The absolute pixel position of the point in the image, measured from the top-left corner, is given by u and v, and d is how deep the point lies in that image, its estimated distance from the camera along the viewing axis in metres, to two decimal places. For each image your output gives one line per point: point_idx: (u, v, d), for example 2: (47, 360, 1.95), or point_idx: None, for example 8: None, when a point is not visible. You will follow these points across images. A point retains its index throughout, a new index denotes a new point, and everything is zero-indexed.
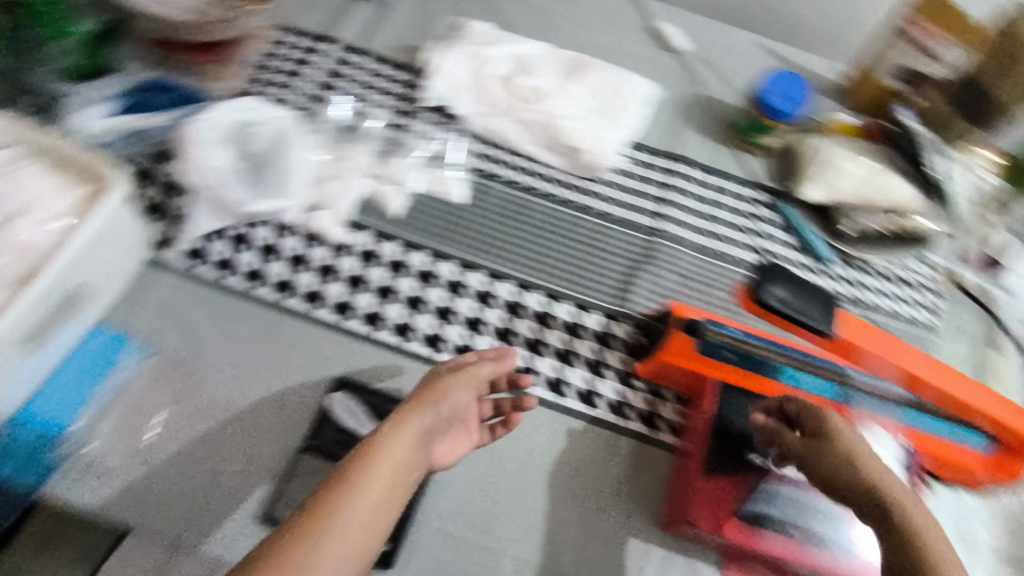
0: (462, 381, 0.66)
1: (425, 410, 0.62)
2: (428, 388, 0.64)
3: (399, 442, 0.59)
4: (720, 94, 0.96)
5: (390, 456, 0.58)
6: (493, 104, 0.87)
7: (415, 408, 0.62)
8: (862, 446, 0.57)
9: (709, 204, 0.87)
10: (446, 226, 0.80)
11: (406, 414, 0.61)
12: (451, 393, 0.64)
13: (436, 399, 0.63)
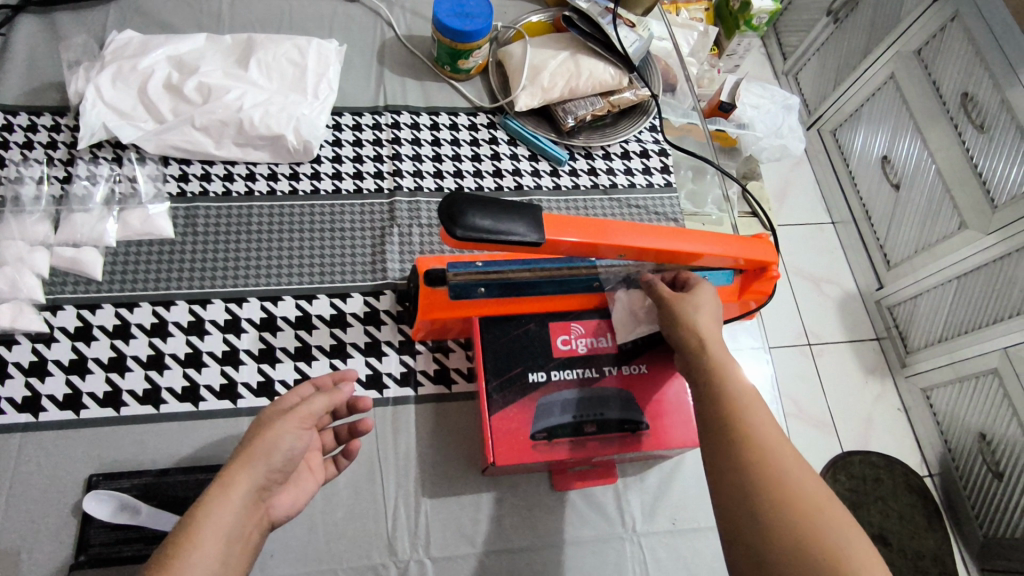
0: (303, 416, 0.52)
1: (252, 465, 0.47)
2: (270, 427, 0.50)
3: (228, 511, 0.45)
4: (414, 28, 0.93)
5: (238, 494, 0.46)
6: (165, 119, 0.78)
7: (262, 457, 0.48)
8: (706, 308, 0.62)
9: (435, 144, 0.85)
10: (162, 268, 0.73)
11: (249, 467, 0.47)
12: (290, 435, 0.50)
13: (276, 443, 0.49)
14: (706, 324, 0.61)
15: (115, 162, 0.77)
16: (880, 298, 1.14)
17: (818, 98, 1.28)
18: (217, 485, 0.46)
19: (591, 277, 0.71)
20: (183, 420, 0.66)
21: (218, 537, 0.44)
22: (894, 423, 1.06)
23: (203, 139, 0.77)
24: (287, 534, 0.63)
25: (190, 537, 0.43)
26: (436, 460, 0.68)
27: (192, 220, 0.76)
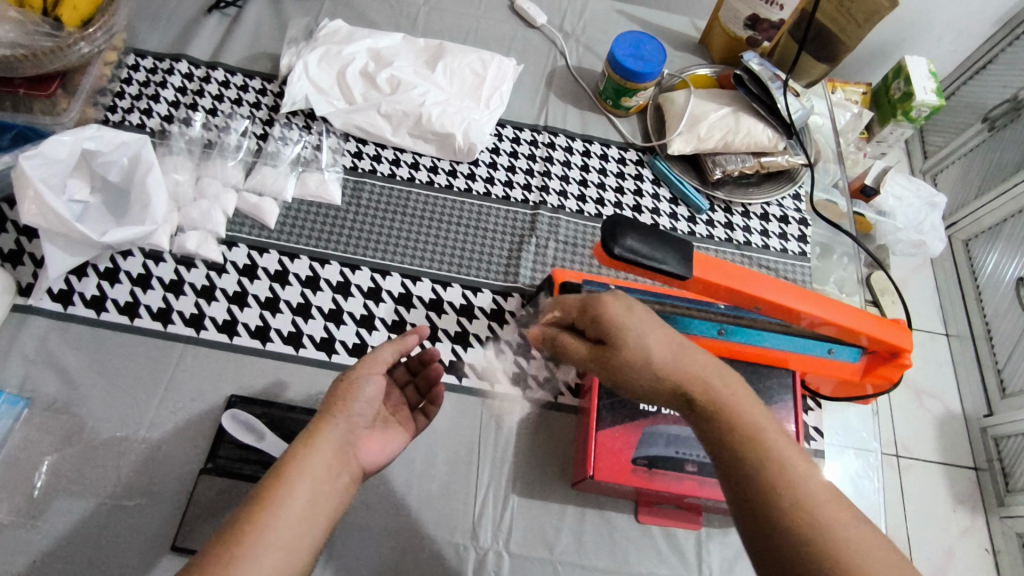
0: (376, 380, 0.58)
1: (335, 426, 0.53)
2: (344, 399, 0.55)
3: (310, 468, 0.49)
4: (584, 62, 0.99)
5: (308, 452, 0.50)
6: (355, 101, 0.87)
7: (337, 415, 0.54)
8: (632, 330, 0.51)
9: (584, 169, 0.89)
10: (324, 228, 0.81)
11: (328, 427, 0.52)
12: (357, 402, 0.56)
13: (356, 404, 0.56)
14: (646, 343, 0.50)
15: (303, 130, 0.86)
16: (986, 426, 1.01)
17: (953, 203, 1.18)
18: (301, 448, 0.50)
19: (721, 324, 0.71)
20: (317, 367, 0.73)
21: (307, 488, 0.48)
22: (978, 563, 0.93)
23: (381, 126, 0.86)
24: (381, 491, 0.67)
25: (277, 488, 0.47)
26: (532, 458, 0.71)
27: (358, 192, 0.84)
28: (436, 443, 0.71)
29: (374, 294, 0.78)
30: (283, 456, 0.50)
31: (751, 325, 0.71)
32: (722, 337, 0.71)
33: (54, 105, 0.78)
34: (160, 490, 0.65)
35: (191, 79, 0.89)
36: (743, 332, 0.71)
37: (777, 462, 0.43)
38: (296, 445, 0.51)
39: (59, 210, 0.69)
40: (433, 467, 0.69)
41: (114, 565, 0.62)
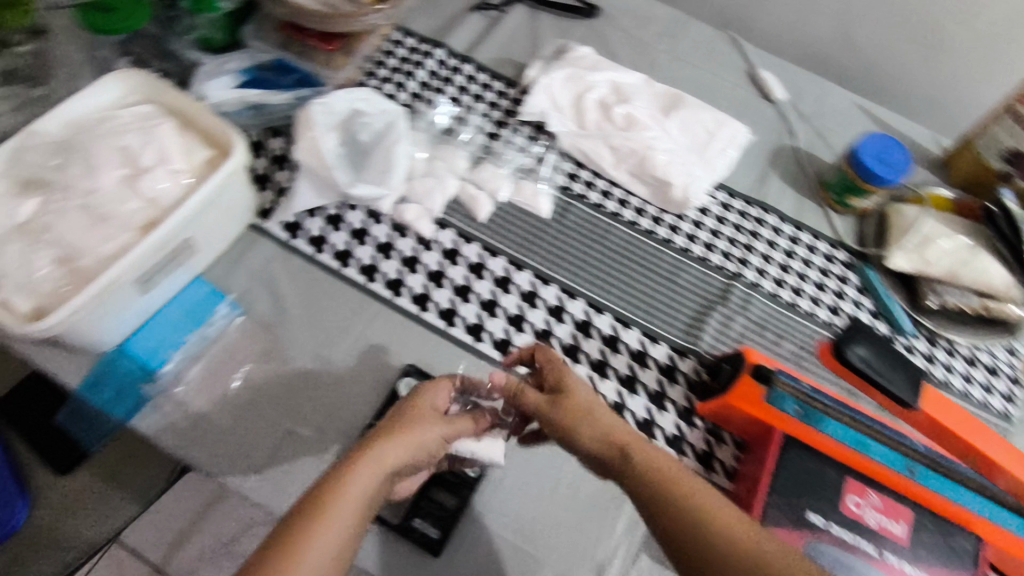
0: (417, 436, 0.51)
1: (394, 448, 0.49)
2: (379, 443, 0.49)
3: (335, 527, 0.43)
4: (814, 146, 0.96)
5: (356, 487, 0.45)
6: (586, 126, 0.89)
7: (376, 461, 0.48)
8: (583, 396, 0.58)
9: (788, 255, 0.87)
10: (526, 237, 0.84)
11: (362, 475, 0.46)
12: (394, 458, 0.49)
13: (397, 454, 0.49)
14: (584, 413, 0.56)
15: (531, 140, 0.90)
16: None
17: None
18: (324, 500, 0.44)
19: (912, 462, 0.67)
20: (488, 364, 0.75)
21: (331, 547, 0.42)
22: None
23: (604, 156, 0.88)
24: (518, 502, 0.68)
25: (320, 517, 0.43)
26: None
27: (566, 211, 0.86)
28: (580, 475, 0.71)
29: (557, 314, 0.79)
30: (300, 505, 0.44)
31: (944, 474, 0.67)
32: (912, 477, 0.66)
33: (332, 60, 0.87)
34: (327, 429, 0.69)
35: (444, 67, 0.95)
36: (936, 479, 0.66)
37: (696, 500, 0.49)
38: (317, 495, 0.44)
39: (320, 144, 0.77)
40: (571, 498, 0.70)
41: (273, 483, 0.66)
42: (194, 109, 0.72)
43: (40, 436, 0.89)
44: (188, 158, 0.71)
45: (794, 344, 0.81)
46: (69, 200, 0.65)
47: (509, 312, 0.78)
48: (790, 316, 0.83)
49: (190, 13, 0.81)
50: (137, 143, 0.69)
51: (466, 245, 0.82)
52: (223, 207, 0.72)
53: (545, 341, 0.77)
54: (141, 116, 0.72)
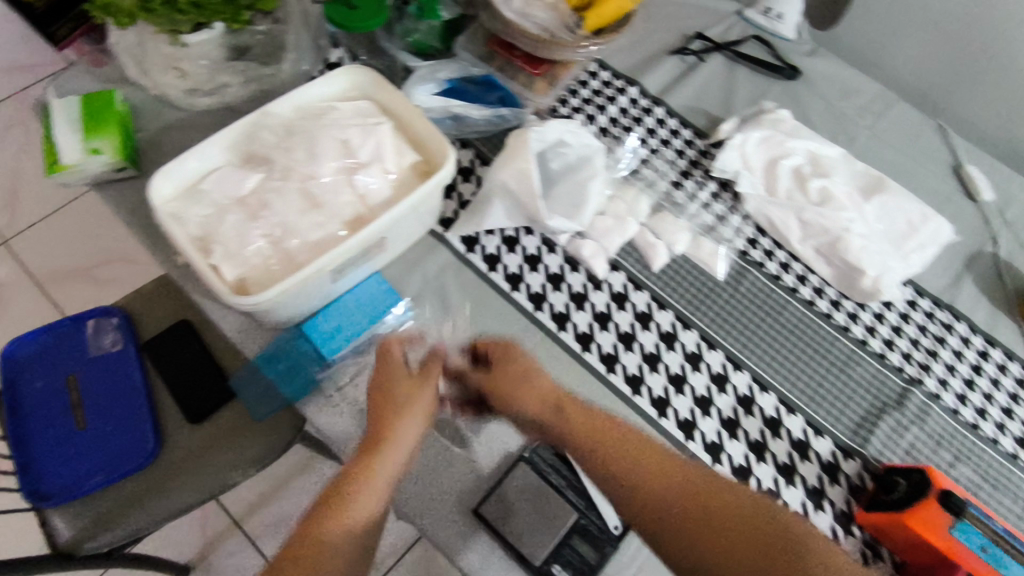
0: (424, 407, 0.64)
1: (386, 455, 0.61)
2: (392, 431, 0.62)
3: (369, 491, 0.58)
4: (1015, 258, 0.89)
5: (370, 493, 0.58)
6: (777, 193, 0.86)
7: (393, 444, 0.61)
8: (519, 363, 0.67)
9: (974, 370, 0.81)
10: (697, 295, 0.81)
11: (383, 460, 0.60)
12: (406, 444, 0.62)
13: (398, 435, 0.62)
14: (520, 384, 0.65)
15: (715, 196, 0.87)
16: None
17: None
18: (354, 478, 0.59)
19: None
20: (643, 420, 0.72)
21: (362, 508, 0.58)
22: None
23: (791, 227, 0.84)
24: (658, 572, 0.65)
25: (338, 514, 0.57)
26: None
27: (741, 277, 0.83)
28: None
29: (720, 384, 0.76)
30: (333, 486, 0.60)
31: None
32: None
33: (535, 84, 0.87)
34: (478, 451, 0.68)
35: (636, 106, 0.93)
36: None
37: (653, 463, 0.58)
38: (349, 474, 0.60)
39: (534, 181, 0.75)
40: None
41: (423, 494, 0.65)
42: (413, 114, 0.74)
43: (182, 379, 0.81)
44: (400, 161, 0.72)
45: (971, 471, 0.74)
46: (288, 180, 0.68)
47: (672, 371, 0.76)
48: (970, 438, 0.76)
49: (416, 17, 0.85)
50: (357, 138, 0.71)
51: (636, 292, 0.80)
52: (422, 212, 0.73)
53: (705, 409, 0.74)
54: (361, 112, 0.74)
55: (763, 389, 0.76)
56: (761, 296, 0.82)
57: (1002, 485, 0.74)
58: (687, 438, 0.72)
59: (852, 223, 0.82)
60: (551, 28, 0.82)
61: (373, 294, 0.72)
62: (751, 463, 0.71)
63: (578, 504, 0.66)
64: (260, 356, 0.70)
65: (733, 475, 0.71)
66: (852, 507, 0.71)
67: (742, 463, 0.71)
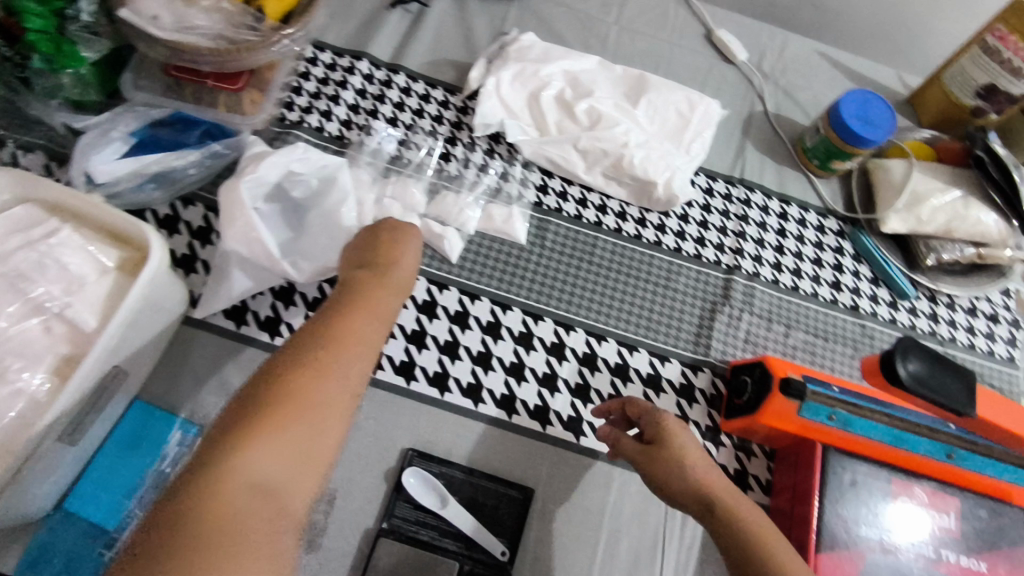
0: (405, 275, 0.51)
1: (324, 361, 0.41)
2: (331, 331, 0.43)
3: (272, 449, 0.37)
4: (783, 108, 0.90)
5: (292, 440, 0.38)
6: (548, 130, 0.80)
7: (335, 370, 0.41)
8: (691, 446, 0.53)
9: (780, 234, 0.82)
10: (507, 269, 0.75)
11: (297, 404, 0.39)
12: (371, 314, 0.46)
13: (382, 309, 0.47)
14: (685, 455, 0.53)
15: (489, 154, 0.80)
16: None
17: None
18: (255, 428, 0.37)
19: (954, 447, 0.64)
20: (495, 426, 0.67)
21: (277, 464, 0.37)
22: None
23: (574, 161, 0.79)
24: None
25: (247, 444, 0.36)
26: (711, 551, 0.66)
27: (546, 231, 0.77)
28: (616, 530, 0.65)
29: (560, 356, 0.71)
30: (217, 436, 0.37)
31: (991, 454, 0.64)
32: (951, 461, 0.64)
33: (241, 103, 0.71)
34: (333, 548, 0.60)
35: (372, 83, 0.82)
36: (975, 460, 0.64)
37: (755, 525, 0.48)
38: (247, 418, 0.37)
39: (267, 243, 0.62)
40: (615, 555, 0.64)
41: None
42: (88, 201, 0.57)
43: None
44: (94, 267, 0.56)
45: (806, 334, 0.77)
46: None
47: (509, 362, 0.70)
48: (797, 303, 0.78)
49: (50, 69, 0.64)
50: (23, 262, 0.54)
51: (444, 293, 0.72)
52: (154, 311, 0.59)
53: (553, 386, 0.70)
54: (18, 221, 0.57)
55: (601, 340, 0.73)
56: (570, 242, 0.77)
57: (835, 333, 0.77)
58: (545, 426, 0.68)
59: (629, 135, 0.78)
60: (227, 33, 0.67)
61: (142, 427, 0.61)
62: None
63: (458, 553, 0.61)
64: (24, 562, 0.55)
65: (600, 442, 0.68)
66: (715, 418, 0.71)
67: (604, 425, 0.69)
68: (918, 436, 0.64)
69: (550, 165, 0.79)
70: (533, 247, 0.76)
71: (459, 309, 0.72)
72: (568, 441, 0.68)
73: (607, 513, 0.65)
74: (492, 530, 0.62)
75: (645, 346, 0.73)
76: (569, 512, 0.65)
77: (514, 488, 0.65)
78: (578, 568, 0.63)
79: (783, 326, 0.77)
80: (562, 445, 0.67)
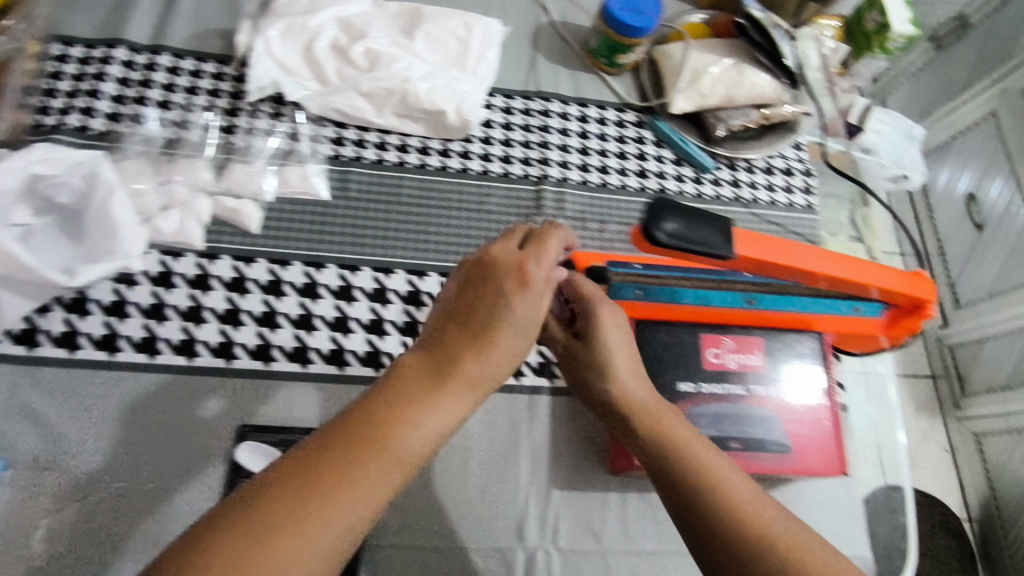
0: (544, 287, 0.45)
1: (404, 419, 0.38)
2: (420, 387, 0.40)
3: (337, 509, 0.35)
4: (568, 15, 0.91)
5: (359, 498, 0.36)
6: (329, 80, 0.78)
7: (408, 429, 0.38)
8: (619, 350, 0.55)
9: (583, 136, 0.84)
10: (316, 228, 0.74)
11: (339, 504, 0.35)
12: (444, 408, 0.40)
13: (506, 350, 0.42)
14: (616, 360, 0.54)
15: (275, 118, 0.78)
16: (944, 338, 1.08)
17: None
18: (301, 497, 0.35)
19: (751, 294, 0.69)
20: (328, 382, 0.68)
21: (342, 520, 0.35)
22: (941, 464, 1.03)
23: (362, 107, 0.78)
24: (419, 504, 0.64)
25: (313, 497, 0.35)
26: (559, 444, 0.69)
27: (349, 182, 0.76)
28: (467, 449, 0.67)
29: (382, 300, 0.72)
30: (245, 497, 0.35)
31: (785, 291, 0.69)
32: (751, 308, 0.69)
33: None
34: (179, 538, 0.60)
35: (134, 69, 0.77)
36: (772, 300, 0.69)
37: (704, 462, 0.48)
38: (302, 479, 0.36)
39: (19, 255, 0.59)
40: (469, 472, 0.66)
41: None
42: None
43: None
44: None
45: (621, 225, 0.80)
46: None
47: (330, 318, 0.70)
48: (608, 198, 0.81)
49: None
50: None
51: (252, 266, 0.71)
52: None
53: (380, 331, 0.71)
54: None
55: (422, 276, 0.74)
56: (376, 188, 0.77)
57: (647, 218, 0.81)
58: (378, 369, 0.69)
59: (410, 69, 0.77)
60: None
61: None
62: None
63: None
64: None
65: None
66: None
67: None
68: (718, 293, 0.68)
69: (341, 116, 0.78)
70: (338, 200, 0.75)
71: (271, 279, 0.71)
72: None
73: (455, 435, 0.68)
74: None
75: None
76: None
77: None
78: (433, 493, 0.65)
79: (597, 223, 0.80)
80: None
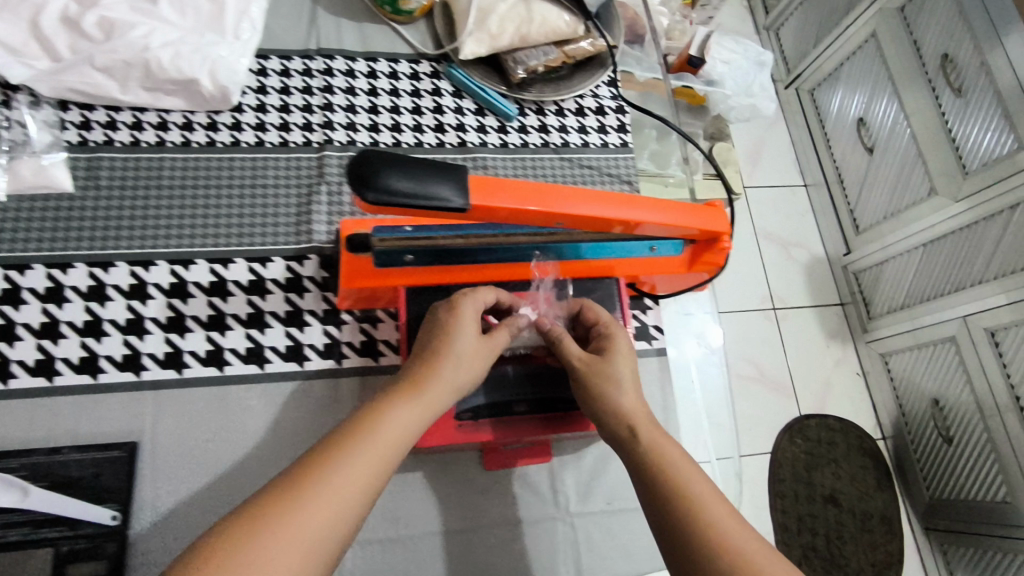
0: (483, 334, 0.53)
1: (369, 441, 0.43)
2: (379, 414, 0.45)
3: (300, 516, 0.38)
4: None
5: (322, 510, 0.38)
6: (62, 56, 0.67)
7: (370, 448, 0.42)
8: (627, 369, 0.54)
9: (373, 94, 0.78)
10: (59, 224, 0.66)
11: (303, 510, 0.38)
12: (405, 417, 0.45)
13: (453, 382, 0.49)
14: (625, 384, 0.52)
15: None
16: (847, 265, 1.10)
17: (798, 54, 1.20)
18: (266, 512, 0.37)
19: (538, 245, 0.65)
20: (79, 394, 0.62)
21: (305, 527, 0.37)
22: (853, 389, 1.05)
23: (104, 84, 0.69)
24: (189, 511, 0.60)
25: (274, 508, 0.38)
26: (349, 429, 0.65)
27: (96, 169, 0.69)
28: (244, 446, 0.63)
29: (140, 296, 0.66)
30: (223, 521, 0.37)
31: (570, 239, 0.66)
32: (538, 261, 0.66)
33: None
34: None
35: None
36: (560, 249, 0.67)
37: (679, 479, 0.45)
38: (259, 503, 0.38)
39: None
40: (246, 471, 0.62)
41: None
42: None
43: None
44: None
45: None
46: None
47: (79, 322, 0.64)
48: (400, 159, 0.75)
49: None
50: None
51: None
52: None
53: (140, 330, 0.65)
54: None
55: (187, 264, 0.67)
56: (130, 173, 0.69)
57: None
58: (137, 374, 0.63)
59: (150, 35, 0.68)
60: None
61: None
62: (213, 342, 0.66)
63: (54, 538, 0.56)
64: None
65: (206, 366, 0.65)
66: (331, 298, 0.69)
67: (209, 348, 0.65)
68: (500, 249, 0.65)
69: (82, 98, 0.70)
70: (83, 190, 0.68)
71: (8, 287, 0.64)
72: (169, 378, 0.64)
73: (231, 433, 0.63)
74: (95, 500, 0.58)
75: (239, 254, 0.69)
76: (188, 449, 0.62)
77: (113, 448, 0.61)
78: (205, 499, 0.61)
79: None
80: (163, 385, 0.64)
